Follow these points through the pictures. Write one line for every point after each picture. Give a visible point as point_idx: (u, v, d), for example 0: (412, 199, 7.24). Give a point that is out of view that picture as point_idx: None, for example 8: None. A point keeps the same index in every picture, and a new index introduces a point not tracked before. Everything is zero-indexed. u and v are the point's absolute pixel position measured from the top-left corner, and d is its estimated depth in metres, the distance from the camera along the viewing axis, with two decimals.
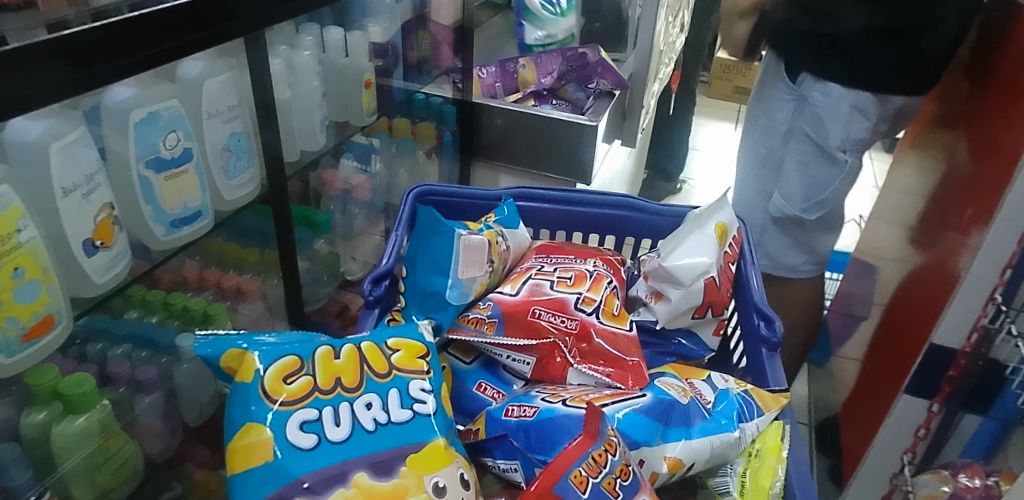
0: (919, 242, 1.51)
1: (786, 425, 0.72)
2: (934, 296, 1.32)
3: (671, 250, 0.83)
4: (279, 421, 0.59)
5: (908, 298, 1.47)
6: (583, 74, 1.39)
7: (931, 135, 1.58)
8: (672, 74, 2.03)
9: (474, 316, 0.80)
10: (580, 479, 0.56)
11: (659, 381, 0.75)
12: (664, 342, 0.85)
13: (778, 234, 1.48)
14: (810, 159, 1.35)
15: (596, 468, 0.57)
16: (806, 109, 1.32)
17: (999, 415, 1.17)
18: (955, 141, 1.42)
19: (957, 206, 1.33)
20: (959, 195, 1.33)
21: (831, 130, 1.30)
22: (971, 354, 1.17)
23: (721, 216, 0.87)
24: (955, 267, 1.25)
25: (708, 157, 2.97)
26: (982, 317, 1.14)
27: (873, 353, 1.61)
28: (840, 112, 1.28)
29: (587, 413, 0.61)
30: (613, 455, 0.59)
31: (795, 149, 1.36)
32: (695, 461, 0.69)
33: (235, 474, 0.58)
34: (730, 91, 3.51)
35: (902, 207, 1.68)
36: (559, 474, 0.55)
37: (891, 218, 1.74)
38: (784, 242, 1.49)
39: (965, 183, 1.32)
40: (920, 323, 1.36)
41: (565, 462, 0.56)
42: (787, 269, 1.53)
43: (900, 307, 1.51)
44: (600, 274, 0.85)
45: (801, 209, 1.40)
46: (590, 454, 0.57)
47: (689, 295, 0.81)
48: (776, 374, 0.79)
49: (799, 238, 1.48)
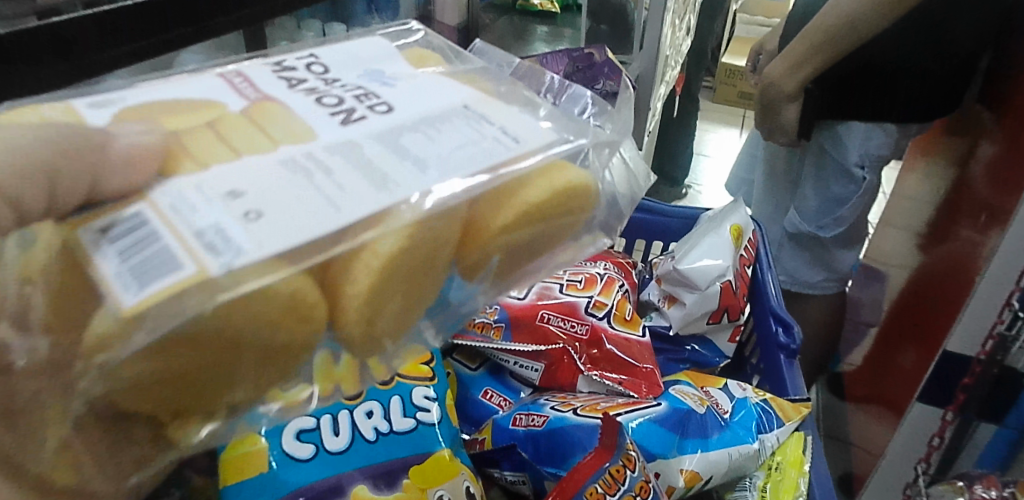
0: (929, 248, 1.47)
1: (806, 437, 0.71)
2: (950, 299, 1.28)
3: (686, 252, 0.80)
4: (277, 433, 0.55)
5: (919, 305, 1.43)
6: (589, 75, 1.17)
7: (940, 140, 1.54)
8: (677, 77, 1.99)
9: (479, 320, 0.73)
10: (596, 496, 0.52)
11: (673, 390, 0.72)
12: (676, 348, 0.81)
13: (797, 250, 1.48)
14: (831, 178, 1.34)
15: (613, 485, 0.53)
16: (826, 126, 1.31)
17: (1015, 423, 1.15)
18: (967, 145, 1.38)
19: (972, 208, 1.29)
20: (972, 201, 1.29)
21: (849, 148, 1.29)
22: (986, 362, 1.12)
23: (736, 218, 0.85)
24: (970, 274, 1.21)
25: (715, 163, 2.94)
26: (1000, 323, 1.08)
27: (881, 361, 1.58)
28: (856, 128, 1.28)
29: (604, 423, 0.56)
30: (631, 472, 0.55)
31: (817, 168, 1.36)
32: (713, 475, 0.65)
33: (227, 486, 0.52)
34: (735, 97, 3.48)
35: (911, 213, 1.64)
36: (574, 491, 0.51)
37: (900, 224, 1.70)
38: (803, 258, 1.48)
39: (980, 189, 1.27)
40: (934, 328, 1.32)
41: (580, 479, 0.52)
42: (806, 285, 1.51)
43: (912, 310, 1.46)
44: (611, 277, 0.82)
45: (817, 226, 1.39)
46: (607, 470, 0.53)
47: (704, 300, 0.77)
48: (795, 383, 0.76)
49: (819, 252, 1.46)
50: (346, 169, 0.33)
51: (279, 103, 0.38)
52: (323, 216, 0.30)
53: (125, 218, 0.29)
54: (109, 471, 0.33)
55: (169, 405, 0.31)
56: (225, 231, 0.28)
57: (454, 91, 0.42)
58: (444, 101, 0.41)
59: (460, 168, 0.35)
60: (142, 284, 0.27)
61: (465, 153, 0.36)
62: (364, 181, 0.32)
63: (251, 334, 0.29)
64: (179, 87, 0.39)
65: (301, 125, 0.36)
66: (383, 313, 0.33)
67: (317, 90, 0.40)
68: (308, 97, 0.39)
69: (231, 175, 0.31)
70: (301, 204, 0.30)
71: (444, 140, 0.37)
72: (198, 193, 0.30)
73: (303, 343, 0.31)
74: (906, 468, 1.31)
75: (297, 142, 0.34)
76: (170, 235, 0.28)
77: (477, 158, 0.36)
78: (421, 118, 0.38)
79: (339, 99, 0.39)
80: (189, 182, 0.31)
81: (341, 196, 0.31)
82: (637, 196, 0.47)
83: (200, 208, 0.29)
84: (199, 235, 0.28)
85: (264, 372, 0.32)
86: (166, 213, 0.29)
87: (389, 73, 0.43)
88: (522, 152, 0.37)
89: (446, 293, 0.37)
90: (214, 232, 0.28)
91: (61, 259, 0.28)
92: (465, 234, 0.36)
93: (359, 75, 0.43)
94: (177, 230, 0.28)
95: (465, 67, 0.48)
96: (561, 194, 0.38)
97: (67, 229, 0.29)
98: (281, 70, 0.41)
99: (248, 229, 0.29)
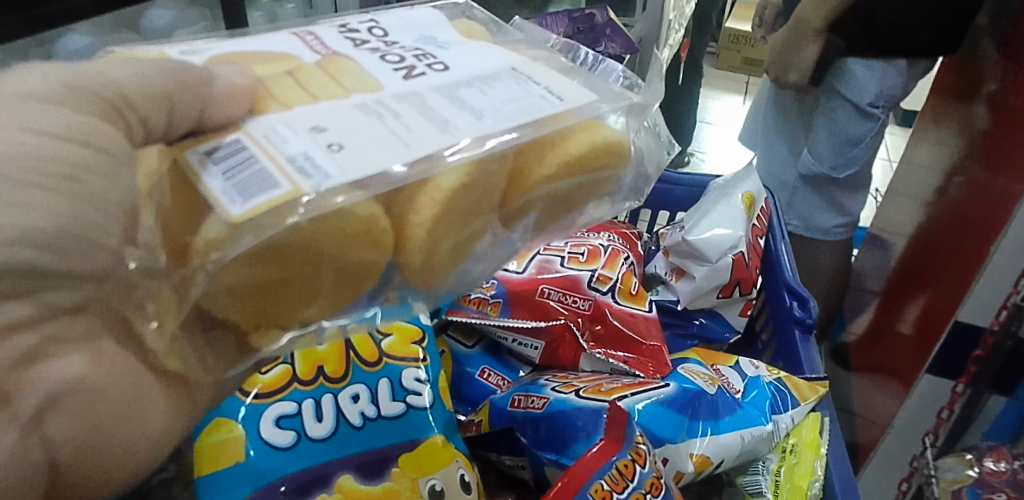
0: (934, 214, 1.40)
1: (823, 418, 0.67)
2: (962, 255, 1.16)
3: (695, 222, 0.75)
4: (255, 418, 0.50)
5: (923, 268, 1.36)
6: (591, 37, 1.09)
7: (948, 97, 1.46)
8: (680, 42, 1.91)
9: (475, 296, 0.71)
10: (601, 494, 0.47)
11: (682, 369, 0.67)
12: (684, 323, 0.77)
13: (810, 193, 1.36)
14: (845, 121, 1.23)
15: (621, 482, 0.48)
16: (842, 69, 1.19)
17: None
18: (975, 99, 1.30)
19: (986, 163, 1.17)
20: (981, 157, 1.21)
21: (865, 88, 1.17)
22: (1000, 333, 1.02)
23: (748, 185, 0.80)
24: (993, 228, 1.07)
25: (721, 131, 2.87)
26: (1015, 294, 0.98)
27: (881, 328, 1.51)
28: (873, 66, 1.16)
29: (610, 413, 0.52)
30: (641, 467, 0.50)
31: (829, 110, 1.24)
32: (724, 459, 0.61)
33: (202, 477, 0.48)
34: (740, 62, 3.35)
35: (916, 179, 1.57)
36: (578, 487, 0.46)
37: (905, 190, 1.64)
38: (816, 202, 1.36)
39: (989, 148, 1.18)
40: (942, 288, 1.21)
41: (584, 474, 0.46)
42: (819, 231, 1.38)
43: (917, 273, 1.39)
44: (615, 249, 0.77)
45: (831, 167, 1.28)
46: (613, 465, 0.48)
47: (715, 273, 0.73)
48: (811, 361, 0.72)
49: (832, 195, 1.35)
50: (412, 117, 0.37)
51: (348, 57, 0.41)
52: (395, 152, 0.34)
53: (225, 143, 0.34)
54: (208, 365, 0.35)
55: (253, 314, 0.34)
56: (312, 159, 0.33)
57: (507, 53, 0.46)
58: (497, 62, 0.44)
59: (512, 118, 0.39)
60: (244, 198, 0.31)
61: (517, 106, 0.40)
62: (428, 124, 0.37)
63: (329, 251, 0.33)
64: (258, 41, 0.42)
65: (370, 74, 0.40)
66: (441, 245, 0.37)
67: (379, 48, 0.43)
68: (373, 53, 0.42)
69: (314, 111, 0.36)
70: (377, 140, 0.35)
71: (497, 95, 0.40)
72: (287, 127, 0.34)
73: (366, 263, 0.35)
74: (912, 442, 1.19)
75: (368, 91, 0.38)
76: (268, 161, 0.33)
77: (527, 111, 0.40)
78: (477, 75, 0.42)
79: (400, 56, 0.42)
80: (279, 117, 0.35)
81: (410, 138, 0.35)
82: (661, 163, 0.52)
83: (290, 139, 0.34)
84: (290, 161, 0.33)
85: (335, 292, 0.36)
86: (261, 142, 0.34)
87: (442, 38, 0.46)
88: (566, 108, 0.41)
89: (492, 236, 0.42)
90: (303, 159, 0.33)
91: (170, 176, 0.32)
92: (511, 180, 0.40)
93: (415, 37, 0.45)
94: (273, 156, 0.33)
95: (510, 35, 0.52)
96: (602, 150, 0.41)
97: (173, 151, 0.33)
98: (346, 31, 0.44)
99: (334, 160, 0.33)
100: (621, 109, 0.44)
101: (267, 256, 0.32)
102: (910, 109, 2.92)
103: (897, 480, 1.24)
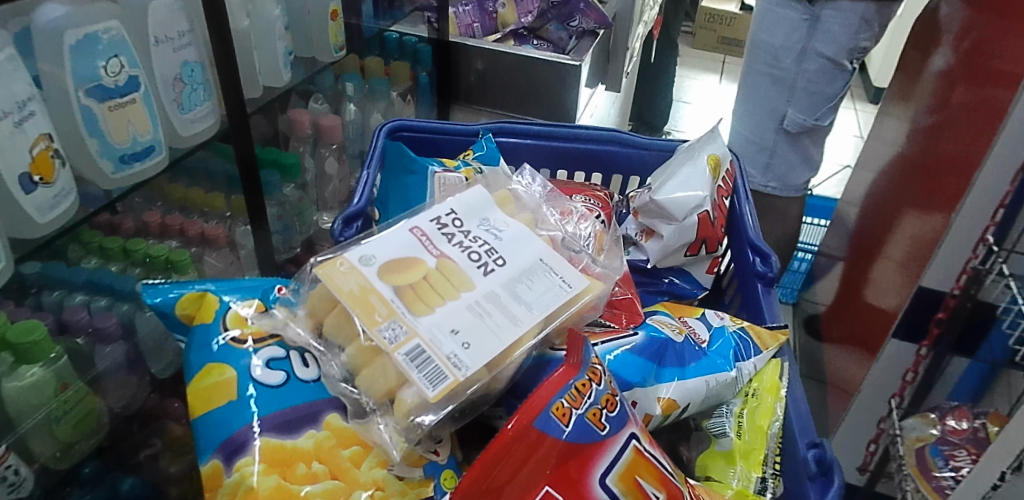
0: (893, 180, 1.45)
1: (784, 364, 0.70)
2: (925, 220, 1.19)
3: (663, 183, 0.78)
4: (244, 359, 0.53)
5: (887, 232, 1.40)
6: (563, 11, 1.30)
7: (914, 70, 1.48)
8: (654, 19, 1.93)
9: None
10: (562, 411, 0.46)
11: (651, 320, 0.70)
12: (654, 281, 0.83)
13: (787, 152, 1.32)
14: (822, 77, 1.20)
15: (579, 398, 0.47)
16: (819, 29, 1.17)
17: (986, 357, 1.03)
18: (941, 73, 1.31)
19: (947, 128, 1.21)
20: (944, 127, 1.23)
21: (836, 41, 1.16)
22: (960, 296, 0.96)
23: (713, 148, 0.82)
24: (962, 172, 1.10)
25: (699, 110, 2.91)
26: (975, 259, 0.95)
27: (849, 292, 1.56)
28: (847, 19, 1.14)
29: (569, 342, 0.51)
30: (597, 385, 0.50)
31: (808, 69, 1.20)
32: (690, 402, 0.65)
33: (201, 416, 0.52)
34: (715, 42, 3.43)
35: (880, 148, 1.61)
36: (538, 409, 0.45)
37: (869, 159, 1.68)
38: (793, 160, 1.33)
39: (948, 114, 1.22)
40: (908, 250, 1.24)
41: (545, 395, 0.46)
42: (791, 190, 1.37)
43: (880, 239, 1.44)
44: (588, 209, 0.80)
45: (816, 119, 1.25)
46: (572, 385, 0.47)
47: (681, 231, 0.77)
48: (772, 310, 0.75)
49: (808, 151, 1.32)
50: (501, 312, 0.54)
51: (430, 287, 0.54)
52: (502, 338, 0.52)
53: (404, 352, 0.50)
54: None
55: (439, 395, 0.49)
56: (459, 357, 0.50)
57: (530, 249, 0.60)
58: (530, 268, 0.59)
59: (550, 304, 0.56)
60: (463, 362, 0.49)
61: (551, 296, 0.57)
62: (509, 320, 0.54)
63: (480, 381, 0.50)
64: (381, 238, 0.58)
65: (462, 306, 0.53)
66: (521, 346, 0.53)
67: (460, 240, 0.59)
68: (456, 256, 0.57)
69: (443, 335, 0.51)
70: (492, 335, 0.52)
71: (535, 245, 0.61)
72: (438, 336, 0.51)
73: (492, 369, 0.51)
74: (880, 404, 1.22)
75: (459, 294, 0.54)
76: (437, 358, 0.49)
77: (553, 299, 0.57)
78: (516, 275, 0.58)
79: (464, 258, 0.57)
80: (427, 329, 0.51)
81: (503, 330, 0.53)
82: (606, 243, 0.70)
83: (441, 342, 0.50)
84: (447, 357, 0.49)
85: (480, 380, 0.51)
86: (426, 348, 0.50)
87: (477, 231, 0.61)
88: (575, 294, 0.58)
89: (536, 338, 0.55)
90: (454, 356, 0.50)
91: None
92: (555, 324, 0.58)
93: (478, 224, 0.62)
94: (437, 355, 0.49)
95: (483, 181, 0.70)
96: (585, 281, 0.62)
97: None
98: (420, 236, 0.59)
99: (471, 353, 0.50)
100: (594, 263, 0.66)
101: (471, 382, 0.50)
102: (879, 87, 2.98)
103: (864, 438, 1.27)
